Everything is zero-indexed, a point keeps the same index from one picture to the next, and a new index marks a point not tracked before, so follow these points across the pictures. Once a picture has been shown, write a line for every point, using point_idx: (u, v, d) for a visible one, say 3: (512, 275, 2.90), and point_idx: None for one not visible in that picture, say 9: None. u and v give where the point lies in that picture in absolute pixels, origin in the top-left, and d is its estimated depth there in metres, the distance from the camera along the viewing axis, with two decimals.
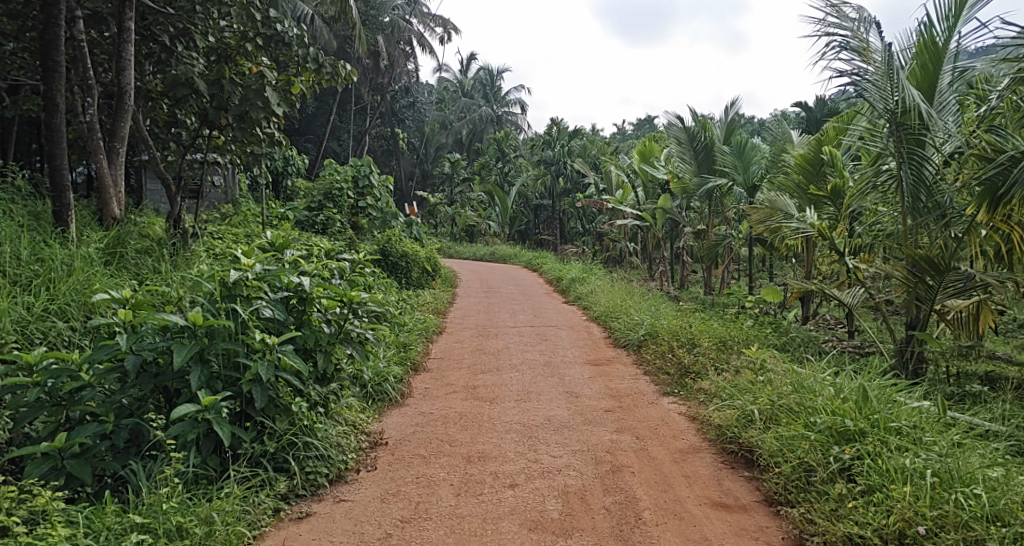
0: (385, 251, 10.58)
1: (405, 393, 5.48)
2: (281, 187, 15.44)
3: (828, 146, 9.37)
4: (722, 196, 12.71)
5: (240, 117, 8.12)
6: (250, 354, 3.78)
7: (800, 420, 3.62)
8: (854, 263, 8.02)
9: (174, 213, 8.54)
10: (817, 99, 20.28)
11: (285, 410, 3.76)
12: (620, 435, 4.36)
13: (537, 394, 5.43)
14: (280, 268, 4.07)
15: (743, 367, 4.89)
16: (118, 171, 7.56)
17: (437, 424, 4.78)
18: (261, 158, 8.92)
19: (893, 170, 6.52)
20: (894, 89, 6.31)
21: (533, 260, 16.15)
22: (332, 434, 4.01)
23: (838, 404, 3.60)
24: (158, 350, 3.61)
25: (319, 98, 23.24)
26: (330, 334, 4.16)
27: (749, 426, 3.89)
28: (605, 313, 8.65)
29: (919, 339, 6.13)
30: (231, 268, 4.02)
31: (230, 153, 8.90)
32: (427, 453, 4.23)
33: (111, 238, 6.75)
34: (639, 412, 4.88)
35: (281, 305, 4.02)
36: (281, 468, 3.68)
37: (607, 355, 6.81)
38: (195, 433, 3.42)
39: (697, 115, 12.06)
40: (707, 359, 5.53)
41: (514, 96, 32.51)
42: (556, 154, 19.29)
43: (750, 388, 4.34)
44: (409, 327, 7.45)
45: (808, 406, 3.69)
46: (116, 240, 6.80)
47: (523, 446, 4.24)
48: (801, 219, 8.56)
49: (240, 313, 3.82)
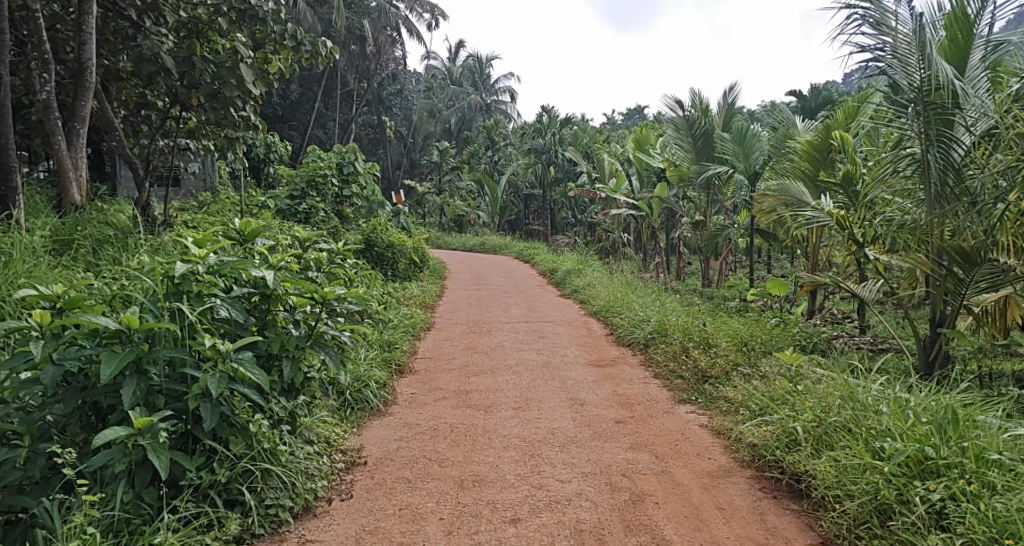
0: (370, 242, 9.94)
1: (388, 400, 4.87)
2: (262, 174, 14.76)
3: (837, 132, 8.83)
4: (721, 185, 12.10)
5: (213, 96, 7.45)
6: (199, 365, 3.15)
7: (863, 444, 3.03)
8: (875, 256, 7.37)
9: (141, 199, 7.87)
10: (812, 87, 19.72)
11: (242, 431, 3.13)
12: (636, 454, 3.77)
13: (537, 402, 4.82)
14: (239, 260, 3.43)
15: (776, 375, 4.27)
16: (78, 153, 6.86)
17: (424, 438, 4.18)
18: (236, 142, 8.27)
19: (916, 153, 5.85)
20: (919, 64, 5.68)
21: (525, 252, 15.57)
22: (299, 458, 3.39)
23: (911, 427, 2.99)
24: (86, 359, 2.97)
25: (304, 83, 22.51)
26: (299, 338, 3.54)
27: (794, 449, 3.31)
28: (605, 308, 8.08)
29: (947, 336, 5.50)
30: (179, 260, 3.36)
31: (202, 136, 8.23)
32: (412, 476, 3.63)
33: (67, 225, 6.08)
34: (654, 424, 4.28)
35: (240, 305, 3.39)
36: (234, 502, 3.05)
37: (611, 355, 6.23)
38: (125, 462, 2.78)
39: (696, 100, 11.40)
40: (728, 363, 4.94)
41: (503, 84, 31.81)
42: (547, 142, 18.58)
43: (788, 400, 3.73)
44: (395, 324, 6.85)
45: (867, 426, 3.10)
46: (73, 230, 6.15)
47: (524, 468, 3.65)
48: (817, 208, 7.87)
49: (187, 315, 3.18)
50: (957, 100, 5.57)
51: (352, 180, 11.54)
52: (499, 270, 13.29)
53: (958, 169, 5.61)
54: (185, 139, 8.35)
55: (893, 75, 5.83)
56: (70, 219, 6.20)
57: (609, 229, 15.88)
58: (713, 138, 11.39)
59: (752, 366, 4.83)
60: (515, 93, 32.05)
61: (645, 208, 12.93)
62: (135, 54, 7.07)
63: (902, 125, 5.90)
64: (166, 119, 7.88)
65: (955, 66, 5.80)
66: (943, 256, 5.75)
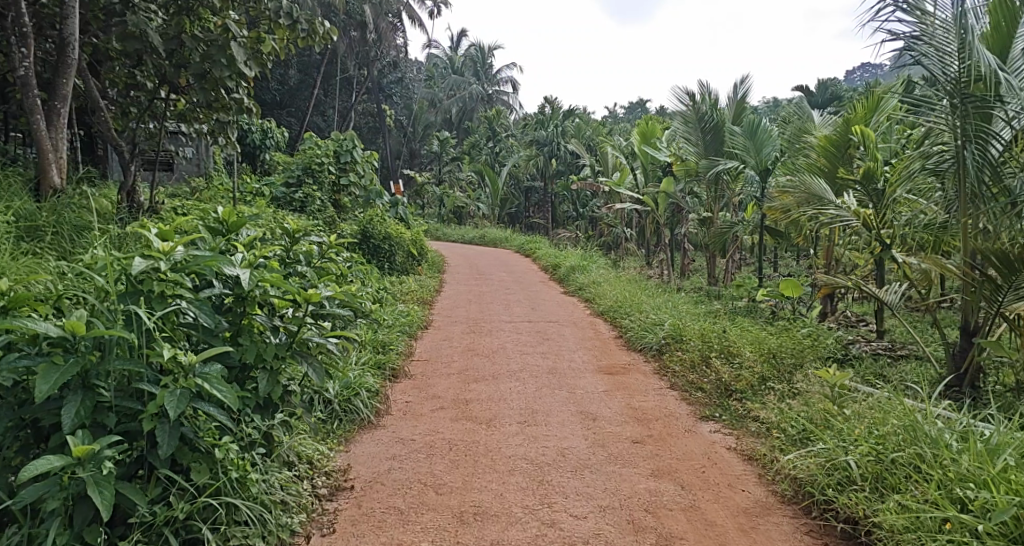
0: (366, 233, 9.46)
1: (381, 411, 4.42)
2: (258, 161, 14.30)
3: (858, 126, 8.36)
4: (730, 181, 11.53)
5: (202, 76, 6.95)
6: (157, 379, 2.69)
7: (944, 491, 2.58)
8: (902, 259, 6.89)
9: (127, 184, 7.41)
10: (820, 82, 19.24)
11: (207, 457, 2.68)
12: (660, 483, 3.33)
13: (543, 416, 4.37)
14: (210, 255, 2.98)
15: (816, 398, 3.81)
16: (60, 134, 6.28)
17: (419, 458, 3.75)
18: (228, 126, 7.77)
19: (948, 150, 5.25)
20: (958, 53, 5.06)
21: (526, 246, 15.11)
22: (274, 488, 2.96)
23: (1006, 472, 2.52)
24: (23, 371, 2.49)
25: (303, 69, 22.00)
26: (279, 346, 3.10)
27: (849, 489, 2.88)
28: (612, 308, 7.66)
29: (981, 347, 4.89)
30: (138, 256, 2.90)
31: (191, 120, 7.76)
32: (406, 505, 3.22)
33: (45, 211, 5.63)
34: (675, 446, 3.84)
35: (209, 307, 2.94)
36: (194, 542, 2.61)
37: (622, 361, 5.78)
38: (60, 497, 2.32)
39: (707, 92, 10.89)
40: (755, 375, 4.49)
41: (505, 74, 31.27)
42: (549, 134, 17.91)
43: (834, 426, 3.31)
44: (389, 323, 6.41)
45: (945, 468, 2.66)
46: (50, 215, 5.64)
47: (533, 499, 3.23)
48: (841, 206, 7.33)
49: (145, 321, 2.71)
50: (997, 91, 4.93)
51: (350, 168, 11.03)
52: (499, 264, 12.84)
53: (995, 167, 4.96)
54: (173, 121, 7.89)
55: (927, 65, 5.21)
56: (47, 203, 5.68)
57: (612, 224, 15.42)
58: (723, 132, 10.90)
59: (783, 381, 4.38)
60: (517, 84, 31.48)
61: (649, 203, 12.32)
62: (119, 30, 6.58)
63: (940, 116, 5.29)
64: (153, 100, 7.40)
65: (996, 52, 5.16)
66: (978, 258, 5.24)
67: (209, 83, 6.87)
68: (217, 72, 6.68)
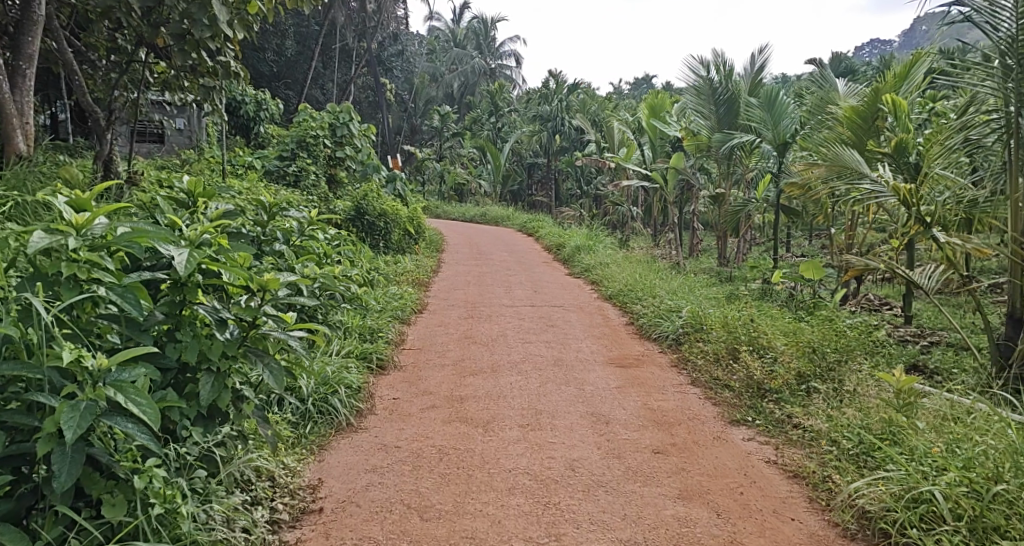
0: (360, 210, 8.83)
1: (363, 411, 3.85)
2: (252, 134, 13.66)
3: (889, 95, 7.69)
4: (744, 156, 10.78)
5: (180, 36, 5.95)
6: (60, 387, 2.10)
7: None
8: (942, 239, 6.26)
9: (105, 153, 6.68)
10: (835, 55, 18.36)
11: (124, 489, 2.11)
12: (689, 508, 2.76)
13: (549, 419, 3.80)
14: (138, 231, 2.43)
15: (873, 408, 3.24)
16: (26, 96, 5.32)
17: (402, 471, 3.18)
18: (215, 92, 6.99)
19: (992, 120, 4.54)
20: (1014, 8, 4.33)
21: (529, 224, 14.48)
22: (215, 523, 2.40)
23: None
24: None
25: (300, 40, 21.27)
26: (228, 344, 2.53)
27: (937, 529, 2.34)
28: (622, 292, 7.07)
29: None
30: (42, 232, 2.31)
31: (172, 86, 7.13)
32: (383, 535, 2.65)
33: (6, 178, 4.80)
34: (704, 457, 3.28)
35: (135, 294, 2.36)
36: None
37: (636, 352, 5.20)
38: None
39: (721, 63, 10.15)
40: (792, 373, 3.90)
41: (509, 48, 30.41)
42: (553, 109, 17.22)
43: (908, 445, 2.76)
44: (380, 308, 5.83)
45: None
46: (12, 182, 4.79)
47: (537, 529, 2.67)
48: (877, 179, 6.63)
49: (42, 312, 2.10)
50: None
51: (346, 142, 10.34)
52: (500, 243, 12.23)
53: None
54: (154, 89, 7.27)
55: (976, 22, 4.44)
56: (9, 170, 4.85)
57: (617, 202, 14.76)
58: (737, 105, 10.20)
59: (827, 382, 3.79)
60: (520, 58, 30.64)
61: (659, 180, 11.61)
62: None
63: (986, 79, 4.50)
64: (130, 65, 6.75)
65: None
66: None
67: (189, 44, 5.97)
68: (198, 37, 5.84)
